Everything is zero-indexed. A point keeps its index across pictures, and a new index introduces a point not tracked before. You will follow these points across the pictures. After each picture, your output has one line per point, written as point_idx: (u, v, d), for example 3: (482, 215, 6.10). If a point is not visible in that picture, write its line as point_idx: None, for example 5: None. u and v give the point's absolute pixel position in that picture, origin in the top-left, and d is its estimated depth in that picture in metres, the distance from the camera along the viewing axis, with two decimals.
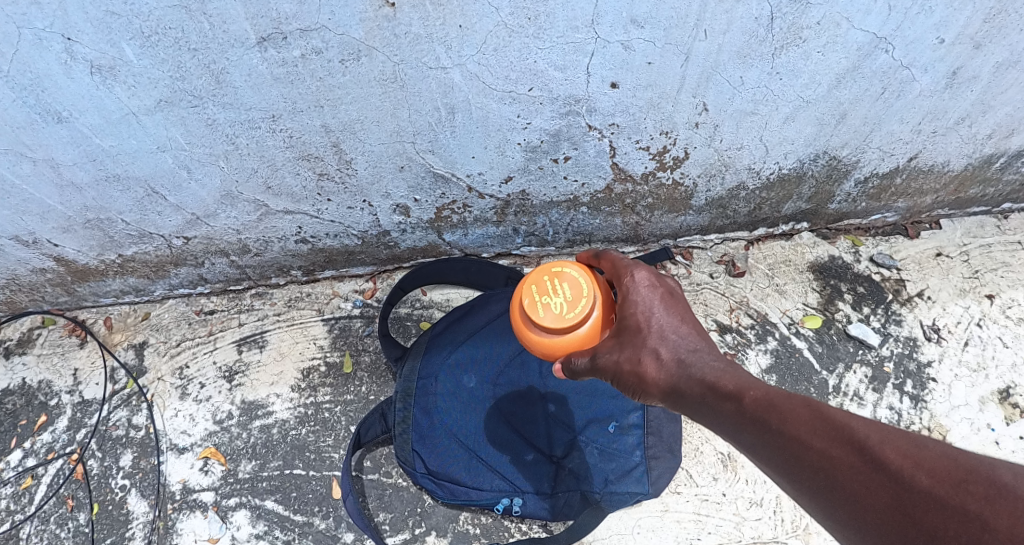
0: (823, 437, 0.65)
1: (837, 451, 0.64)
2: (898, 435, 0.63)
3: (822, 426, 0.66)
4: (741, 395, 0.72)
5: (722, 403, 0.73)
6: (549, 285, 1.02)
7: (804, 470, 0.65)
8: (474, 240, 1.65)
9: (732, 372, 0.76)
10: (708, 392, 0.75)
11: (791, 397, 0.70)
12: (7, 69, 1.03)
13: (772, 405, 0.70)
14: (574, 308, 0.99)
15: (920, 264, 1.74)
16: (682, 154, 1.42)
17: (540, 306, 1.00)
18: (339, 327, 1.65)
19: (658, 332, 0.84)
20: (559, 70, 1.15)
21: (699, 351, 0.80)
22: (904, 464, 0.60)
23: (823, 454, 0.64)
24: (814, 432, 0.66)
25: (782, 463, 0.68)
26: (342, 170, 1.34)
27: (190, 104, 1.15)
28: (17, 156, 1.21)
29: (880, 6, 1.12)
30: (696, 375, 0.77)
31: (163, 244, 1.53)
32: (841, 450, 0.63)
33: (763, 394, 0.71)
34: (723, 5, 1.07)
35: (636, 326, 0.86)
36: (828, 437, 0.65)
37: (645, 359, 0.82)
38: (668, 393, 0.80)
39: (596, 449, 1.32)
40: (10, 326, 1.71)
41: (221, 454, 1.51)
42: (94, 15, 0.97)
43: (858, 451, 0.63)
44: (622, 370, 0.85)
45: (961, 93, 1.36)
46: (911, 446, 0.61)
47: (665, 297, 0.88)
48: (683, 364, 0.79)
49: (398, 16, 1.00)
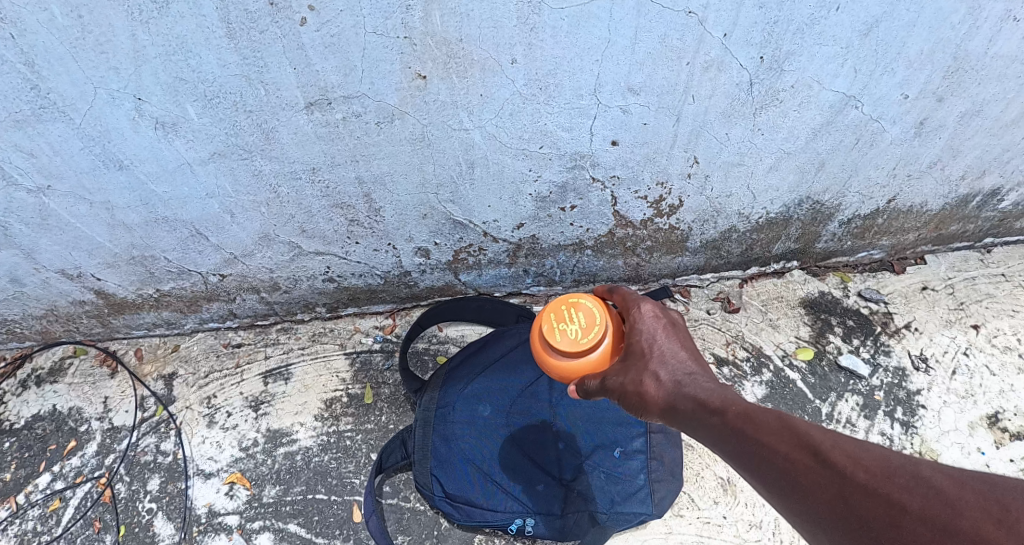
0: (787, 443, 0.75)
1: (798, 455, 0.73)
2: (845, 440, 0.73)
3: (788, 435, 0.75)
4: (725, 409, 0.80)
5: (708, 416, 0.81)
6: (566, 313, 1.14)
7: (770, 472, 0.75)
8: (488, 281, 1.78)
9: (721, 390, 0.84)
10: (698, 408, 0.83)
11: (764, 410, 0.80)
12: (80, 122, 1.17)
13: (749, 417, 0.78)
14: (588, 333, 1.10)
15: (907, 297, 1.85)
16: (677, 202, 1.57)
17: (557, 331, 1.12)
18: (360, 361, 1.75)
19: (660, 357, 0.93)
20: (566, 129, 1.31)
21: (694, 375, 0.89)
22: (850, 464, 0.70)
23: (787, 458, 0.74)
24: (781, 439, 0.75)
25: (756, 470, 0.76)
26: (372, 217, 1.49)
27: (241, 157, 1.29)
28: (77, 199, 1.35)
29: (846, 71, 1.28)
30: (691, 393, 0.85)
31: (199, 281, 1.66)
32: (801, 455, 0.73)
33: (742, 408, 0.79)
34: (708, 74, 1.24)
35: (641, 351, 0.97)
36: (792, 444, 0.75)
37: (645, 380, 0.91)
38: (665, 411, 0.87)
39: (602, 473, 1.40)
40: (43, 356, 1.81)
41: (246, 479, 1.59)
42: (164, 81, 1.11)
43: (814, 455, 0.73)
44: (626, 390, 0.92)
45: (929, 141, 1.51)
46: (856, 448, 0.72)
47: (667, 327, 1.00)
48: (679, 384, 0.87)
49: (428, 86, 1.17)
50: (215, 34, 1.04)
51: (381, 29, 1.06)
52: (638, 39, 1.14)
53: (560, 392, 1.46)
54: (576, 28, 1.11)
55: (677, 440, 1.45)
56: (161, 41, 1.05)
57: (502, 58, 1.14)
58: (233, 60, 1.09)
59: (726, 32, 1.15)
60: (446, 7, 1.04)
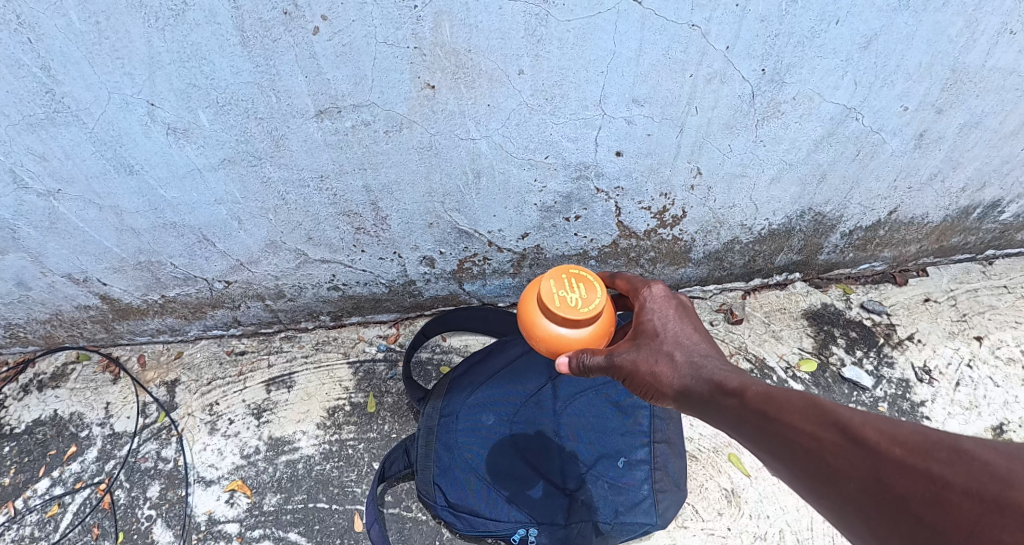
0: (812, 422, 0.76)
1: (824, 433, 0.74)
2: (877, 417, 0.72)
3: (812, 413, 0.77)
4: (744, 390, 0.84)
5: (726, 397, 0.85)
6: (567, 282, 1.14)
7: (796, 451, 0.76)
8: (492, 291, 1.79)
9: (737, 373, 0.89)
10: (715, 390, 0.88)
11: (786, 391, 0.81)
12: (94, 127, 1.19)
13: (770, 397, 0.81)
14: (588, 304, 1.11)
15: (909, 309, 1.86)
16: (681, 213, 1.59)
17: (557, 296, 1.11)
18: (363, 370, 1.75)
19: (674, 340, 0.98)
20: (572, 140, 1.33)
21: (709, 357, 0.94)
22: (882, 440, 0.70)
23: (812, 436, 0.75)
24: (805, 418, 0.77)
25: (781, 451, 0.78)
26: (378, 225, 1.50)
27: (251, 164, 1.31)
28: (86, 203, 1.37)
29: (847, 82, 1.30)
30: (706, 375, 0.90)
31: (205, 287, 1.67)
32: (827, 433, 0.74)
33: (762, 389, 0.83)
34: (711, 86, 1.26)
35: (653, 332, 1.01)
36: (817, 422, 0.76)
37: (660, 362, 0.96)
38: (679, 393, 0.92)
39: (607, 482, 1.38)
40: (46, 361, 1.82)
41: (247, 487, 1.57)
42: (177, 87, 1.14)
43: (842, 432, 0.73)
44: (639, 370, 0.97)
45: (929, 153, 1.53)
46: (889, 424, 0.71)
47: (678, 309, 1.04)
48: (693, 366, 0.93)
49: (436, 96, 1.19)
50: (230, 41, 1.07)
51: (391, 40, 1.08)
52: (642, 51, 1.17)
53: (565, 401, 1.46)
54: (581, 40, 1.13)
55: (681, 450, 1.44)
56: (175, 48, 1.07)
57: (510, 69, 1.16)
58: (246, 68, 1.11)
59: (728, 45, 1.18)
60: (456, 18, 1.07)
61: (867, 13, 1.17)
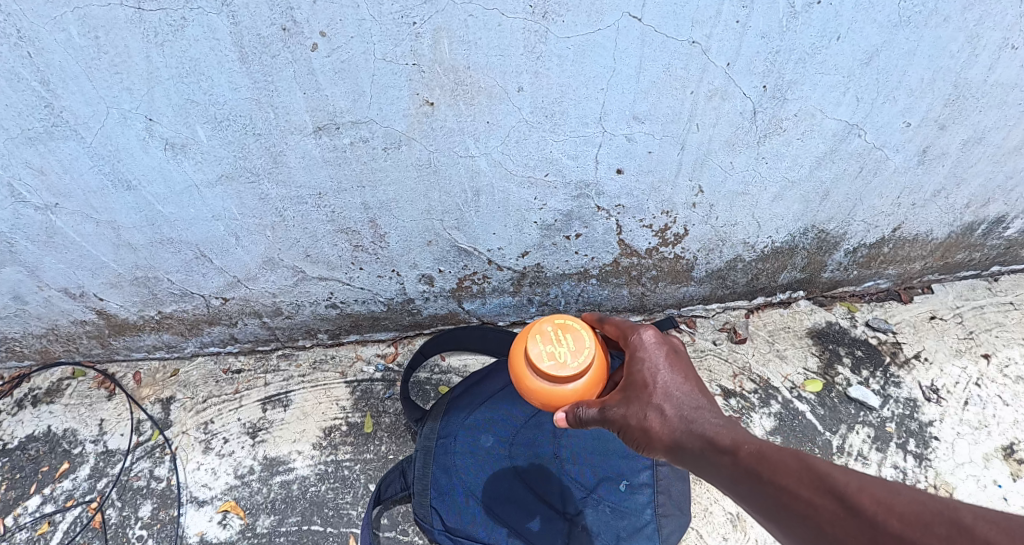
0: (808, 486, 0.74)
1: (820, 499, 0.72)
2: (875, 483, 0.70)
3: (807, 477, 0.74)
4: (737, 448, 0.82)
5: (719, 456, 0.83)
6: (554, 335, 1.12)
7: (792, 517, 0.74)
8: (491, 310, 1.77)
9: (730, 428, 0.86)
10: (707, 446, 0.85)
11: (781, 450, 0.79)
12: (91, 141, 1.19)
13: (763, 457, 0.79)
14: (578, 357, 1.09)
15: (915, 327, 1.84)
16: (682, 231, 1.57)
17: (545, 354, 1.09)
18: (361, 389, 1.72)
19: (664, 390, 0.95)
20: (572, 157, 1.32)
21: (701, 409, 0.91)
22: (879, 510, 0.67)
23: (807, 502, 0.73)
24: (801, 482, 0.74)
25: (778, 515, 0.75)
26: (377, 243, 1.49)
27: (248, 180, 1.30)
28: (83, 217, 1.36)
29: (848, 99, 1.29)
30: (699, 430, 0.88)
31: (202, 304, 1.65)
32: (823, 498, 0.72)
33: (756, 447, 0.80)
34: (712, 104, 1.25)
35: (643, 382, 0.98)
36: (812, 487, 0.73)
37: (650, 416, 0.93)
38: (671, 448, 0.90)
39: (608, 506, 1.35)
40: (41, 376, 1.79)
41: (241, 508, 1.54)
42: (175, 102, 1.13)
43: (838, 499, 0.70)
44: (630, 424, 0.95)
45: (933, 169, 1.52)
46: (886, 492, 0.68)
47: (669, 355, 1.00)
48: (685, 420, 0.90)
49: (435, 112, 1.18)
50: (228, 57, 1.06)
51: (390, 56, 1.08)
52: (643, 68, 1.16)
53: None
54: (582, 56, 1.12)
55: (685, 473, 1.41)
56: (174, 64, 1.06)
57: (509, 86, 1.16)
58: (244, 83, 1.10)
59: (728, 61, 1.17)
60: (455, 35, 1.06)
61: (868, 29, 1.16)
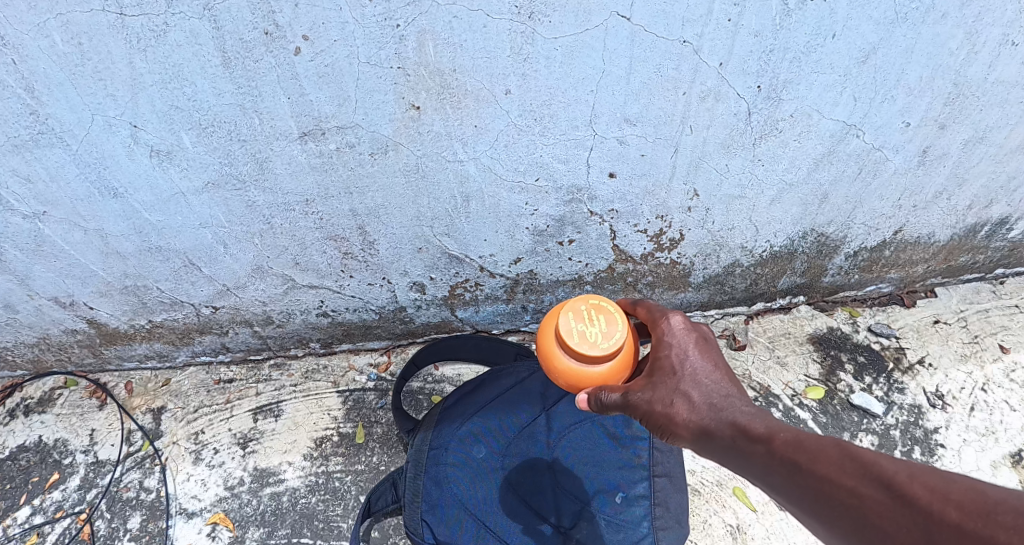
0: (851, 476, 0.68)
1: (865, 489, 0.67)
2: (926, 471, 0.64)
3: (850, 466, 0.69)
4: (771, 437, 0.77)
5: (752, 444, 0.79)
6: (586, 315, 1.06)
7: (833, 508, 0.68)
8: (485, 318, 1.74)
9: (763, 417, 0.81)
10: (739, 435, 0.81)
11: (820, 439, 0.74)
12: (77, 148, 1.17)
13: (800, 446, 0.74)
14: (609, 340, 1.04)
15: (919, 332, 1.80)
16: (678, 236, 1.54)
17: (576, 331, 1.04)
18: (353, 399, 1.70)
19: (692, 378, 0.91)
20: (563, 161, 1.29)
21: (730, 398, 0.87)
22: (935, 500, 0.61)
23: (851, 492, 0.67)
24: (843, 471, 0.69)
25: (819, 508, 0.70)
26: (367, 250, 1.47)
27: (235, 187, 1.28)
28: (71, 226, 1.34)
29: (845, 99, 1.27)
30: (729, 418, 0.84)
31: (192, 312, 1.63)
32: (869, 488, 0.66)
33: (792, 436, 0.76)
34: (705, 104, 1.22)
35: (670, 368, 0.94)
36: (857, 477, 0.68)
37: (676, 402, 0.89)
38: (697, 436, 0.86)
39: (604, 520, 1.32)
40: (33, 385, 1.78)
41: (230, 520, 1.51)
42: (160, 109, 1.11)
43: (886, 489, 0.65)
44: (654, 410, 0.91)
45: (934, 170, 1.48)
46: (940, 481, 0.62)
47: (699, 342, 0.96)
48: (714, 408, 0.86)
49: (421, 117, 1.16)
50: (211, 62, 1.05)
51: (374, 59, 1.06)
52: (633, 69, 1.14)
53: (561, 432, 1.39)
54: (570, 58, 1.10)
55: (682, 485, 1.38)
56: (157, 69, 1.05)
57: (497, 89, 1.13)
58: (227, 89, 1.09)
59: (721, 61, 1.15)
60: (440, 37, 1.04)
61: (864, 26, 1.14)
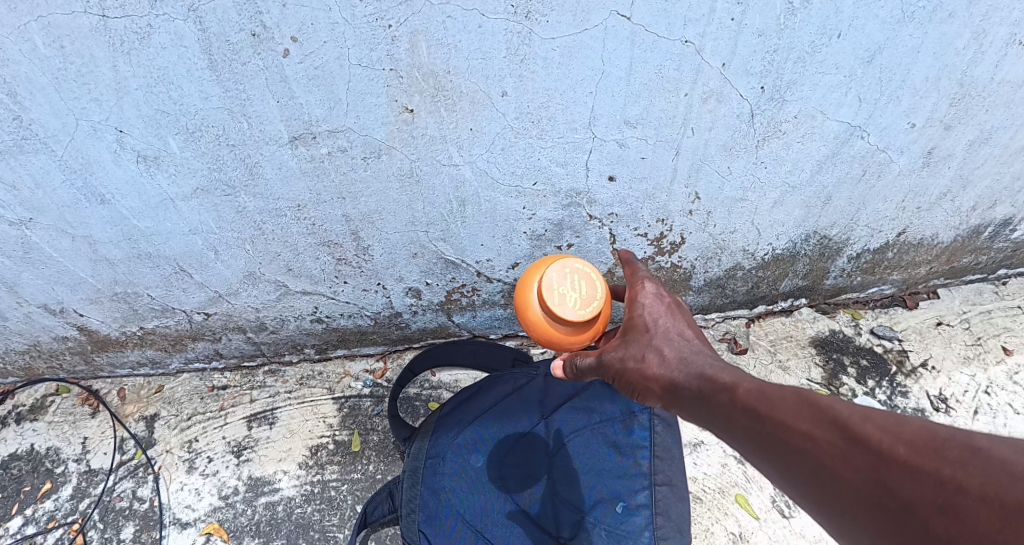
0: (809, 421, 0.72)
1: (822, 432, 0.70)
2: (878, 413, 0.68)
3: (808, 411, 0.72)
4: (735, 388, 0.80)
5: (716, 395, 0.81)
6: (568, 276, 1.10)
7: (789, 451, 0.72)
8: (482, 323, 1.71)
9: (728, 370, 0.84)
10: (705, 386, 0.83)
11: (780, 388, 0.78)
12: (61, 154, 1.14)
13: (762, 395, 0.77)
14: (586, 305, 1.08)
15: (921, 334, 1.77)
16: (679, 239, 1.51)
17: (556, 291, 1.07)
18: (349, 406, 1.67)
19: (663, 335, 0.93)
20: (561, 164, 1.26)
21: (700, 354, 0.90)
22: (886, 439, 0.65)
23: (808, 436, 0.71)
24: (801, 416, 0.73)
25: (778, 453, 0.73)
26: (361, 256, 1.44)
27: (225, 193, 1.25)
28: (58, 233, 1.31)
29: (850, 100, 1.24)
30: (696, 371, 0.86)
31: (184, 319, 1.60)
32: (826, 431, 0.70)
33: (755, 386, 0.78)
34: (707, 106, 1.19)
35: (644, 327, 0.96)
36: (813, 421, 0.71)
37: (648, 357, 0.91)
38: (665, 389, 0.88)
39: (605, 531, 1.30)
40: (24, 393, 1.74)
41: (224, 530, 1.49)
42: (146, 113, 1.08)
43: (840, 431, 0.69)
44: (627, 366, 0.93)
45: (938, 171, 1.46)
46: (891, 421, 0.67)
47: (672, 305, 0.98)
48: (684, 363, 0.88)
49: (415, 120, 1.13)
50: (197, 65, 1.01)
51: (366, 61, 1.03)
52: (633, 70, 1.11)
53: (559, 441, 1.37)
54: (568, 58, 1.07)
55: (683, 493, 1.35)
56: (142, 73, 1.02)
57: (493, 91, 1.10)
58: (214, 92, 1.05)
59: (724, 62, 1.12)
60: (433, 38, 1.01)
61: (870, 26, 1.11)
